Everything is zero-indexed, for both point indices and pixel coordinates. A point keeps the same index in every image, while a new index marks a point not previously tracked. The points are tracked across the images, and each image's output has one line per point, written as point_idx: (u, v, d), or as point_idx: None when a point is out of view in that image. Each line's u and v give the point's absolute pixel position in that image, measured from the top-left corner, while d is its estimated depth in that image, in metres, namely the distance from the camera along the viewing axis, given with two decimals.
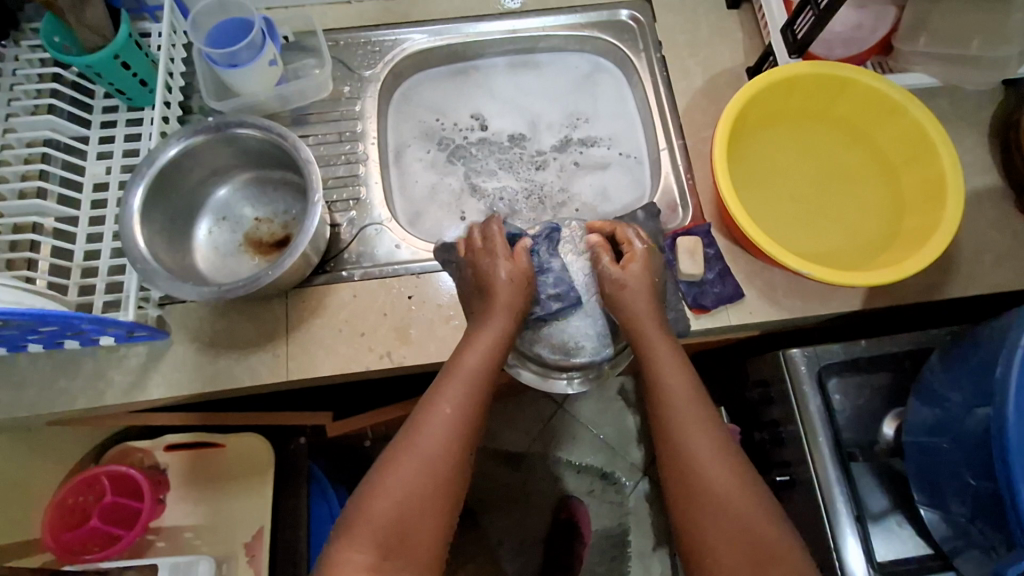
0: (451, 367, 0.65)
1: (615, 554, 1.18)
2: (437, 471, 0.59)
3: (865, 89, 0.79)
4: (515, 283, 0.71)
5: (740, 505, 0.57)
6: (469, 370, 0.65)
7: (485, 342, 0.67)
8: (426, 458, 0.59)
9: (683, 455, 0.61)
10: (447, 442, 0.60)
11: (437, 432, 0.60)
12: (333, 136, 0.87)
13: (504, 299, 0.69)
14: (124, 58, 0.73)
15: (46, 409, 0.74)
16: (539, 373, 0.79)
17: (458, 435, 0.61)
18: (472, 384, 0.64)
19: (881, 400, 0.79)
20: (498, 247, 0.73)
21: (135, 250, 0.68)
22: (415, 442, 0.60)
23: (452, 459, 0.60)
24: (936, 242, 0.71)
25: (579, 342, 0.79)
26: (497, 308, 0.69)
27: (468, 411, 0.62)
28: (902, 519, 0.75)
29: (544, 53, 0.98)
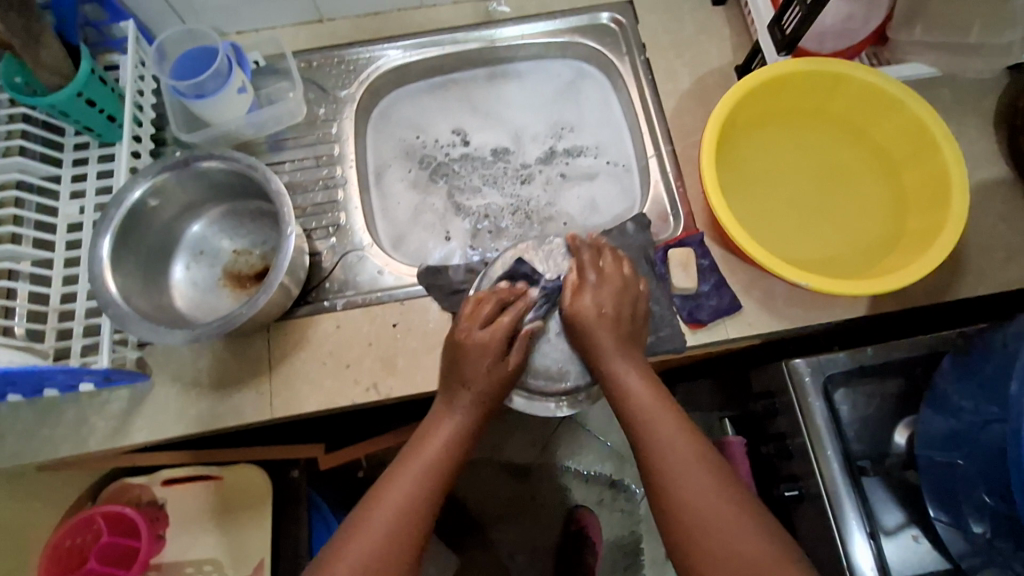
0: (409, 452, 0.64)
1: (628, 564, 1.15)
2: (391, 552, 0.56)
3: (859, 85, 0.75)
4: (498, 383, 0.68)
5: (722, 520, 0.54)
6: (427, 451, 0.64)
7: (444, 425, 0.66)
8: (377, 541, 0.56)
9: (659, 476, 0.58)
10: (400, 520, 0.58)
11: (387, 514, 0.58)
12: (310, 161, 0.84)
13: (480, 392, 0.67)
14: (88, 95, 0.70)
15: (29, 458, 0.73)
16: (525, 399, 0.74)
17: (410, 512, 0.59)
18: (432, 470, 0.62)
19: (891, 408, 0.74)
20: (496, 343, 0.68)
21: (106, 295, 0.66)
22: (366, 524, 0.57)
23: (404, 536, 0.57)
24: (941, 243, 0.67)
25: (564, 368, 0.75)
26: (471, 401, 0.67)
27: (423, 493, 0.60)
28: (919, 534, 0.70)
29: (525, 62, 0.95)
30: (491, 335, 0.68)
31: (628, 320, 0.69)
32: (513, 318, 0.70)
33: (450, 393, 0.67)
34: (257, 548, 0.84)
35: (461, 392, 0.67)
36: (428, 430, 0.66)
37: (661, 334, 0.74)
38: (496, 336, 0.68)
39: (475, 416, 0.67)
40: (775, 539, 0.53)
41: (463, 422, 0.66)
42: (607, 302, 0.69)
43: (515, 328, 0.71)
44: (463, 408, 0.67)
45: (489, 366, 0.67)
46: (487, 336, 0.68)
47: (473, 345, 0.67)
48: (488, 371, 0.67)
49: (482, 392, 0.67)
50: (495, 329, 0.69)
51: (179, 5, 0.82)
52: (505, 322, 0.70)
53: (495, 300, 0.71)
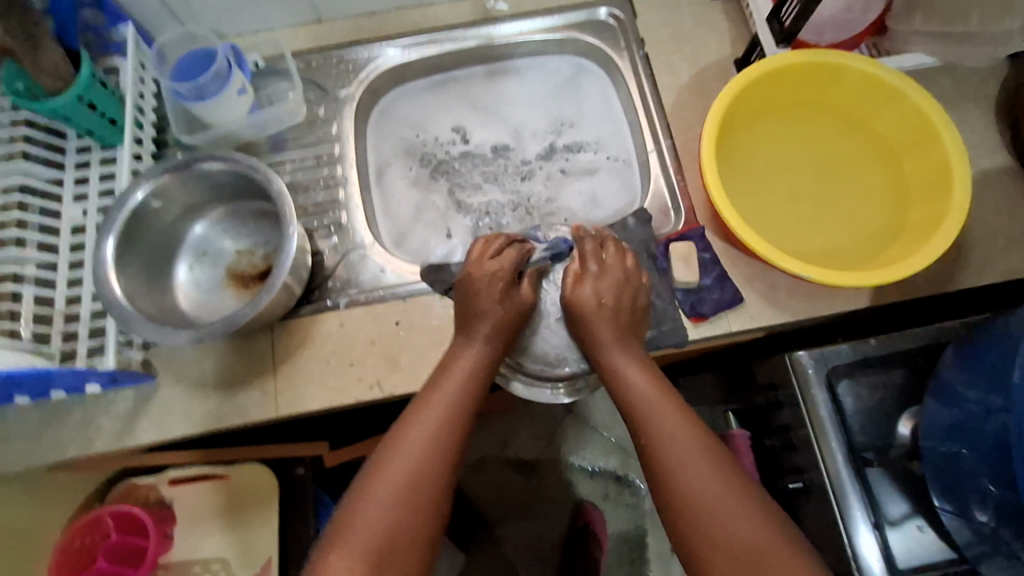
0: (434, 379, 0.65)
1: (634, 558, 1.15)
2: (425, 470, 0.57)
3: (859, 75, 0.75)
4: (513, 310, 0.70)
5: (725, 506, 0.54)
6: (454, 375, 0.65)
7: (468, 352, 0.67)
8: (413, 458, 0.58)
9: (661, 465, 0.58)
10: (435, 438, 0.59)
11: (420, 436, 0.59)
12: (311, 161, 0.85)
13: (498, 318, 0.69)
14: (88, 99, 0.71)
15: (38, 459, 0.74)
16: (524, 386, 0.75)
17: (443, 432, 0.60)
18: (460, 392, 0.63)
19: (895, 399, 0.74)
20: (505, 272, 0.71)
21: (110, 296, 0.67)
22: (401, 444, 0.59)
23: (439, 452, 0.59)
24: (943, 233, 0.67)
25: (562, 354, 0.75)
26: (490, 328, 0.68)
27: (453, 413, 0.62)
28: (924, 524, 0.70)
29: (524, 58, 0.95)
30: (500, 264, 0.71)
31: (628, 311, 0.70)
32: (519, 254, 0.73)
33: (468, 323, 0.68)
34: (264, 546, 0.85)
35: (479, 321, 0.68)
36: (453, 357, 0.67)
37: (663, 328, 0.74)
38: (505, 265, 0.71)
39: (497, 342, 0.68)
40: (777, 525, 0.53)
41: (486, 349, 0.68)
42: (607, 293, 0.70)
43: (521, 264, 0.73)
44: (484, 335, 0.68)
45: (502, 293, 0.70)
46: (495, 266, 0.71)
47: (482, 275, 0.70)
48: (501, 296, 0.69)
49: (500, 317, 0.69)
50: (503, 260, 0.72)
51: (178, 7, 0.83)
52: (513, 252, 0.73)
53: (503, 237, 0.75)
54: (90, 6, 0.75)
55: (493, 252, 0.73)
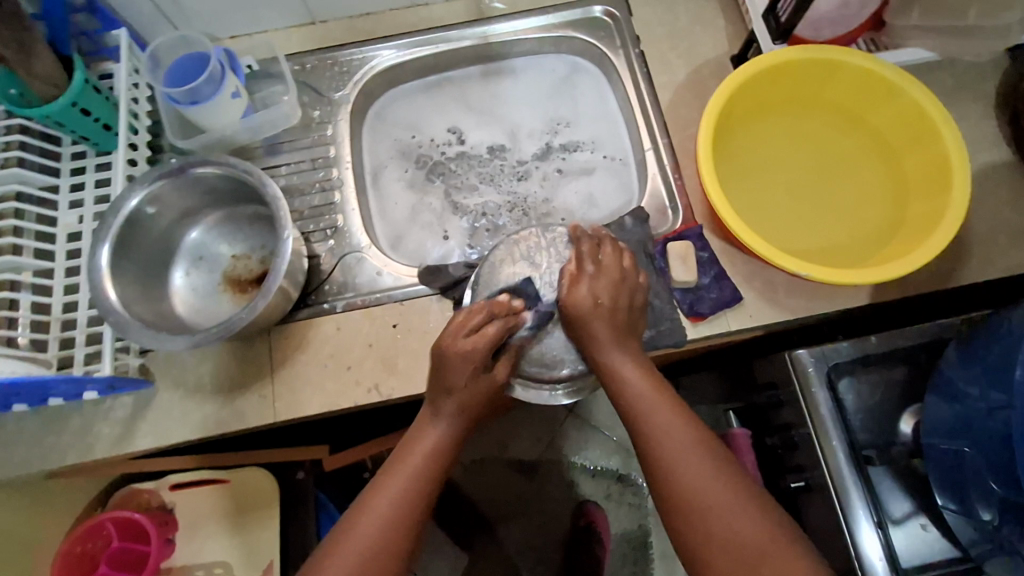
0: (394, 459, 0.63)
1: (637, 558, 1.15)
2: (373, 561, 0.56)
3: (856, 71, 0.74)
4: (481, 395, 0.66)
5: (720, 502, 0.54)
6: (412, 458, 0.62)
7: (431, 432, 0.64)
8: (362, 548, 0.56)
9: (656, 462, 0.58)
10: (388, 528, 0.58)
11: (371, 523, 0.58)
12: (306, 164, 0.84)
13: (466, 401, 0.65)
14: (82, 105, 0.70)
15: (37, 466, 0.74)
16: (521, 387, 0.74)
17: (396, 519, 0.58)
18: (418, 477, 0.61)
19: (896, 397, 0.74)
20: (480, 354, 0.65)
21: (106, 303, 0.67)
22: (352, 531, 0.58)
23: (390, 541, 0.57)
24: (943, 229, 0.66)
25: (558, 356, 0.74)
26: (457, 409, 0.65)
27: (409, 501, 0.60)
28: (927, 522, 0.70)
29: (519, 58, 0.94)
30: (475, 344, 0.65)
31: (625, 310, 0.69)
32: (500, 330, 0.68)
33: (435, 401, 0.65)
34: (266, 550, 0.84)
35: (447, 400, 0.65)
36: (415, 437, 0.65)
37: (662, 329, 0.74)
38: (482, 347, 0.65)
39: (461, 422, 0.66)
40: (772, 519, 0.53)
41: (450, 429, 0.65)
42: (604, 292, 0.69)
43: (499, 340, 0.68)
44: (449, 415, 0.65)
45: (472, 378, 0.65)
46: (471, 345, 0.65)
47: (455, 354, 0.64)
48: (471, 383, 0.65)
49: (468, 399, 0.65)
50: (481, 338, 0.66)
51: (171, 10, 0.82)
52: (493, 331, 0.67)
53: (485, 311, 0.68)
54: (83, 12, 0.76)
55: (472, 326, 0.67)
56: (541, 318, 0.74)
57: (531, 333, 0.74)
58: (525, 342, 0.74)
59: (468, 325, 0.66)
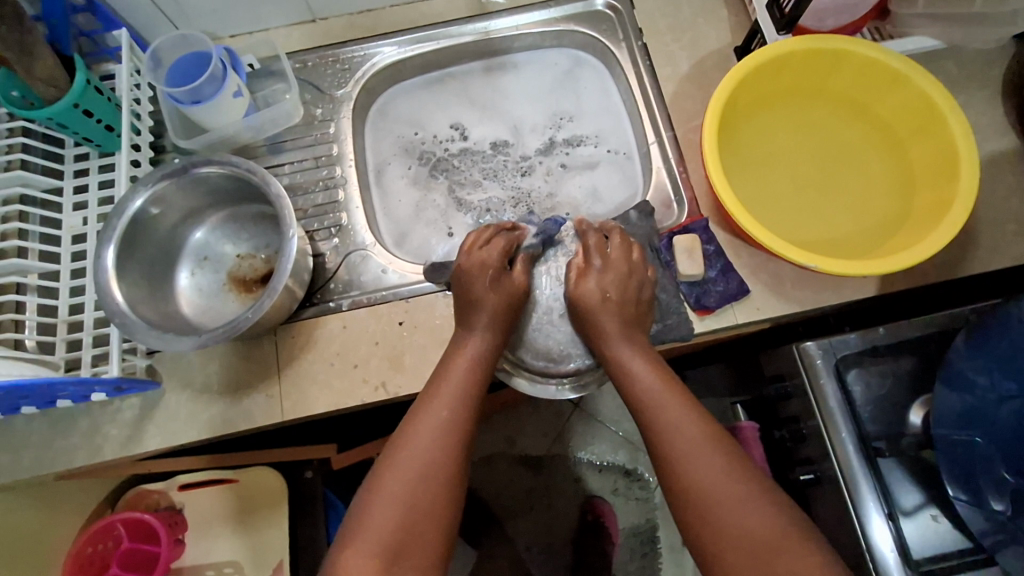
0: (437, 376, 0.64)
1: (645, 552, 1.15)
2: (434, 465, 0.56)
3: (862, 59, 0.74)
4: (506, 298, 0.69)
5: (731, 498, 0.53)
6: (455, 369, 0.64)
7: (470, 342, 0.66)
8: (421, 453, 0.57)
9: (667, 457, 0.58)
10: (441, 436, 0.58)
11: (427, 432, 0.58)
12: (309, 162, 0.84)
13: (493, 307, 0.68)
14: (84, 106, 0.70)
15: (45, 469, 0.74)
16: (528, 381, 0.74)
17: (442, 446, 0.58)
18: (464, 385, 0.62)
19: (905, 387, 0.73)
20: (494, 260, 0.71)
21: (112, 304, 0.67)
22: (407, 441, 0.58)
23: (447, 447, 0.58)
24: (952, 218, 0.66)
25: (565, 350, 0.74)
26: (486, 317, 0.67)
27: (460, 408, 0.61)
28: (938, 513, 0.69)
29: (521, 52, 0.94)
30: (488, 254, 0.71)
31: (632, 304, 0.69)
32: (507, 239, 0.73)
33: (465, 316, 0.68)
34: (277, 548, 0.85)
35: (475, 312, 0.67)
36: (454, 351, 0.66)
37: (668, 322, 0.73)
38: (494, 252, 0.71)
39: (496, 332, 0.68)
40: (785, 514, 0.53)
41: (487, 339, 0.67)
42: (611, 287, 0.69)
43: (510, 251, 0.73)
44: (482, 326, 0.67)
45: (492, 281, 0.69)
46: (484, 257, 0.71)
47: (471, 265, 0.70)
48: (493, 285, 0.69)
49: (496, 308, 0.68)
50: (493, 249, 0.72)
51: (170, 10, 0.82)
52: (501, 241, 0.72)
53: (492, 228, 0.75)
54: (84, 12, 0.75)
55: (480, 243, 0.72)
56: (549, 225, 0.77)
57: (541, 245, 0.77)
58: (539, 256, 0.77)
59: (478, 238, 0.73)
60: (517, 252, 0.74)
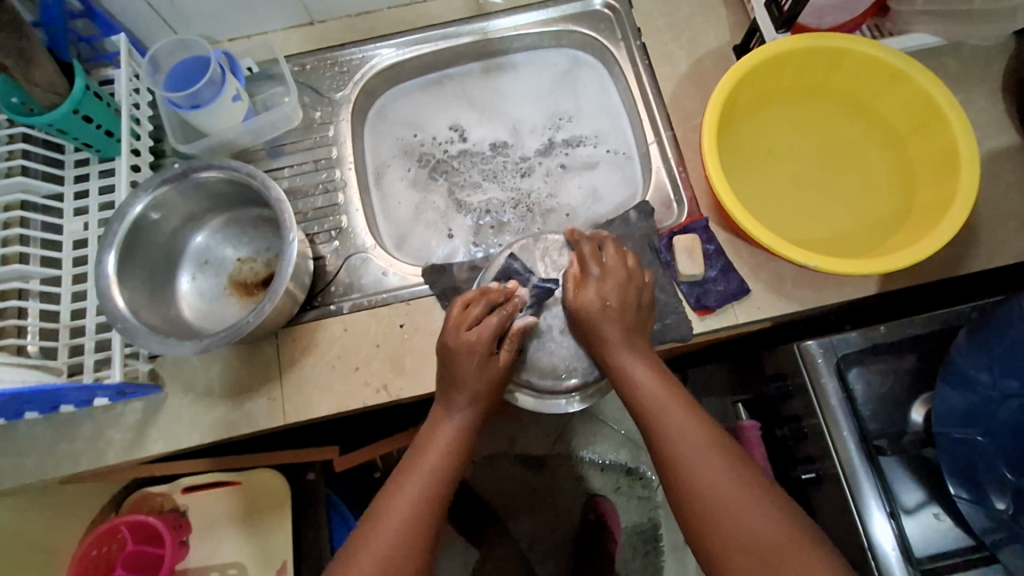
0: (411, 457, 0.63)
1: (647, 550, 1.15)
2: (414, 523, 0.57)
3: (861, 58, 0.74)
4: (491, 383, 0.67)
5: (736, 502, 0.53)
6: (429, 453, 0.63)
7: (446, 424, 0.65)
8: (387, 544, 0.56)
9: (670, 464, 0.58)
10: (406, 529, 0.57)
11: (396, 520, 0.57)
12: (309, 165, 0.84)
13: (477, 390, 0.66)
14: (84, 111, 0.70)
15: (49, 473, 0.74)
16: (534, 399, 0.75)
17: (424, 504, 0.59)
18: (438, 468, 0.61)
19: (907, 385, 0.73)
20: (484, 344, 0.66)
21: (114, 309, 0.67)
22: (383, 512, 0.58)
23: (414, 538, 0.56)
24: (952, 216, 0.66)
25: (569, 366, 0.74)
26: (472, 397, 0.66)
27: (443, 469, 0.62)
28: (940, 510, 0.69)
29: (519, 53, 0.94)
30: (479, 334, 0.66)
31: (633, 309, 0.68)
32: (502, 317, 0.68)
33: (446, 395, 0.66)
34: (280, 550, 0.85)
35: (456, 392, 0.65)
36: (431, 432, 0.65)
37: (667, 322, 0.73)
38: (485, 336, 0.66)
39: (475, 412, 0.66)
40: (790, 518, 0.53)
41: (464, 421, 0.66)
42: (610, 293, 0.68)
43: (502, 330, 0.69)
44: (462, 406, 0.66)
45: (480, 367, 0.66)
46: (475, 336, 0.66)
47: (461, 348, 0.66)
48: (480, 370, 0.66)
49: (479, 391, 0.66)
50: (485, 329, 0.67)
51: (169, 14, 0.82)
52: (494, 321, 0.68)
53: (483, 301, 0.69)
54: (82, 18, 0.76)
55: (471, 320, 0.67)
56: (542, 295, 0.74)
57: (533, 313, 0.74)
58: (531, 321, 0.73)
59: (466, 312, 0.68)
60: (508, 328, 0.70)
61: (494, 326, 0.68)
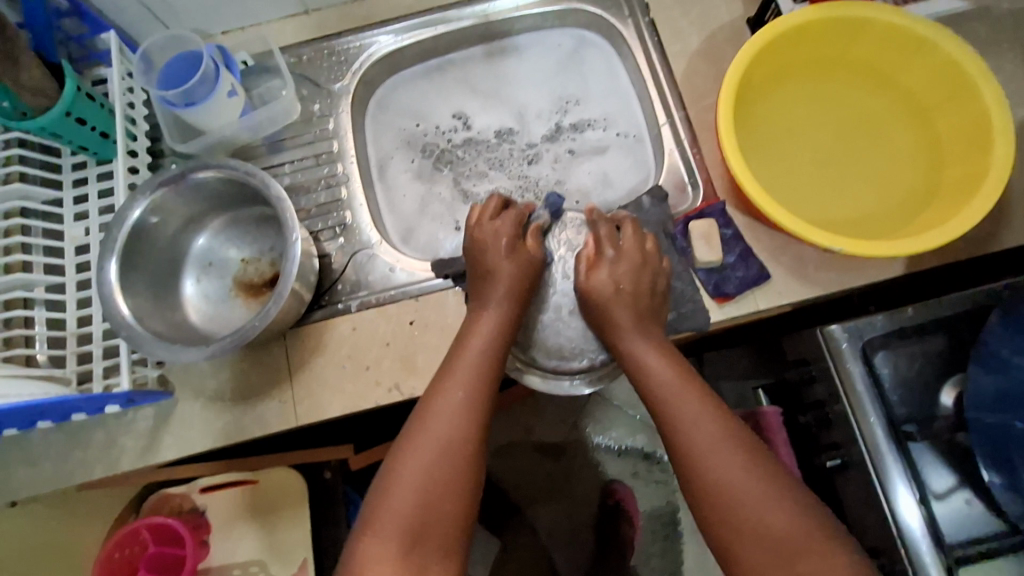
0: (449, 359, 0.63)
1: (667, 534, 1.14)
2: (460, 426, 0.57)
3: (883, 27, 0.70)
4: (523, 265, 0.69)
5: (754, 497, 0.51)
6: (468, 351, 0.63)
7: (484, 319, 0.65)
8: (434, 444, 0.56)
9: (685, 455, 0.55)
10: (452, 433, 0.57)
11: (446, 408, 0.58)
12: (310, 160, 0.82)
13: (511, 274, 0.68)
14: (76, 114, 0.68)
15: (65, 481, 0.74)
16: (541, 379, 0.72)
17: (468, 408, 0.59)
18: (478, 367, 0.62)
19: (935, 368, 0.70)
20: (508, 230, 0.71)
21: (118, 318, 0.66)
22: (426, 421, 0.58)
23: (462, 441, 0.57)
24: (986, 191, 0.62)
25: (576, 347, 0.73)
26: (506, 287, 0.67)
27: (481, 369, 0.62)
28: (971, 495, 0.67)
29: (522, 35, 0.90)
30: (500, 224, 0.71)
31: (647, 296, 0.66)
32: (518, 214, 0.72)
33: (482, 290, 0.67)
34: (301, 546, 0.85)
35: (493, 284, 0.67)
36: (469, 326, 0.66)
37: (683, 311, 0.71)
38: (507, 223, 0.71)
39: (513, 304, 0.67)
40: (810, 514, 0.50)
41: (503, 313, 0.66)
42: (625, 278, 0.66)
43: (521, 222, 0.73)
44: (498, 298, 0.67)
45: (505, 251, 0.69)
46: (495, 230, 0.71)
47: (485, 235, 0.70)
48: (508, 254, 0.69)
49: (514, 273, 0.68)
50: (505, 221, 0.71)
51: (159, 9, 0.80)
52: (512, 212, 0.72)
53: (497, 198, 0.74)
54: (71, 17, 0.73)
55: (491, 214, 0.72)
56: (551, 200, 0.76)
57: (550, 216, 0.77)
58: (550, 227, 0.76)
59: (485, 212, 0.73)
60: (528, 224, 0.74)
61: (513, 214, 0.72)
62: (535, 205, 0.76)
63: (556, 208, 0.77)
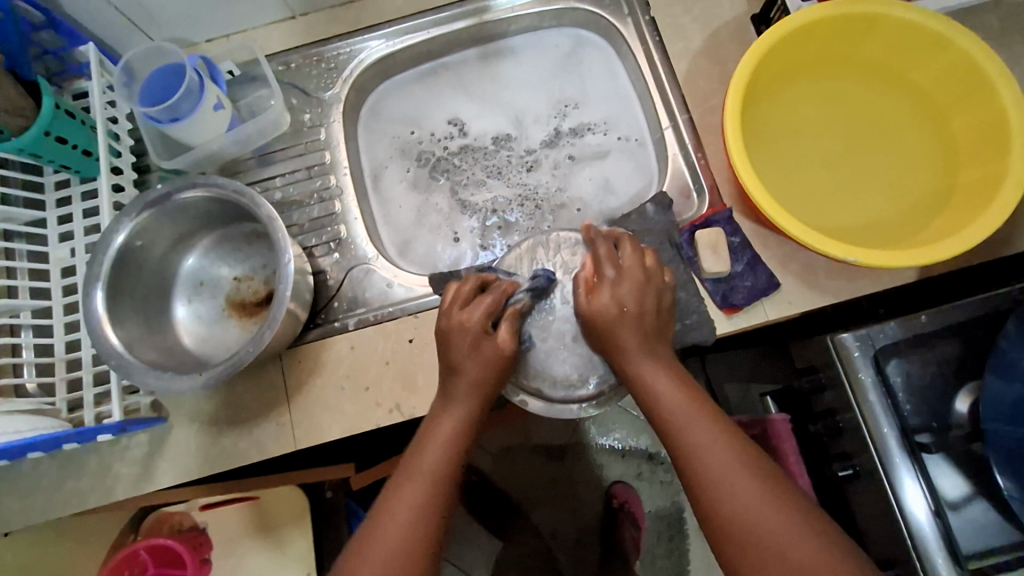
0: (399, 472, 0.57)
1: (673, 534, 1.13)
2: (404, 561, 0.51)
3: (895, 25, 0.67)
4: (489, 365, 0.62)
5: (772, 521, 0.50)
6: (417, 469, 0.56)
7: (444, 422, 0.59)
8: None
9: (697, 479, 0.54)
10: (390, 572, 0.50)
11: (387, 538, 0.52)
12: (301, 172, 0.79)
13: (476, 373, 0.61)
14: (56, 132, 0.65)
15: (58, 512, 0.71)
16: (545, 406, 0.70)
17: (414, 542, 0.52)
18: (431, 480, 0.55)
19: (950, 375, 0.68)
20: (477, 322, 0.63)
21: (106, 346, 0.63)
22: (363, 558, 0.51)
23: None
24: (1006, 195, 0.60)
25: (583, 374, 0.71)
26: (467, 389, 0.61)
27: (434, 488, 0.55)
28: (984, 504, 0.65)
29: (518, 36, 0.87)
30: (471, 313, 0.63)
31: (652, 314, 0.63)
32: (494, 300, 0.65)
33: (443, 391, 0.61)
34: (304, 560, 0.84)
35: (455, 384, 0.61)
36: (426, 431, 0.60)
37: (688, 322, 0.69)
38: (478, 313, 0.63)
39: (474, 407, 0.61)
40: (832, 540, 0.49)
41: (462, 415, 0.60)
42: (629, 299, 0.63)
43: (497, 308, 0.65)
44: (459, 400, 0.61)
45: (471, 347, 0.62)
46: (466, 318, 0.63)
47: (451, 327, 0.63)
48: (474, 350, 0.62)
49: (478, 373, 0.61)
50: (476, 308, 0.64)
51: (139, 18, 0.76)
52: (487, 299, 0.65)
53: (473, 279, 0.66)
54: (45, 29, 0.69)
55: (464, 299, 0.65)
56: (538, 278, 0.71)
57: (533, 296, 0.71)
58: (528, 307, 0.70)
59: (457, 295, 0.65)
60: (505, 308, 0.67)
61: (488, 298, 0.65)
62: (516, 285, 0.69)
63: (542, 283, 0.71)
